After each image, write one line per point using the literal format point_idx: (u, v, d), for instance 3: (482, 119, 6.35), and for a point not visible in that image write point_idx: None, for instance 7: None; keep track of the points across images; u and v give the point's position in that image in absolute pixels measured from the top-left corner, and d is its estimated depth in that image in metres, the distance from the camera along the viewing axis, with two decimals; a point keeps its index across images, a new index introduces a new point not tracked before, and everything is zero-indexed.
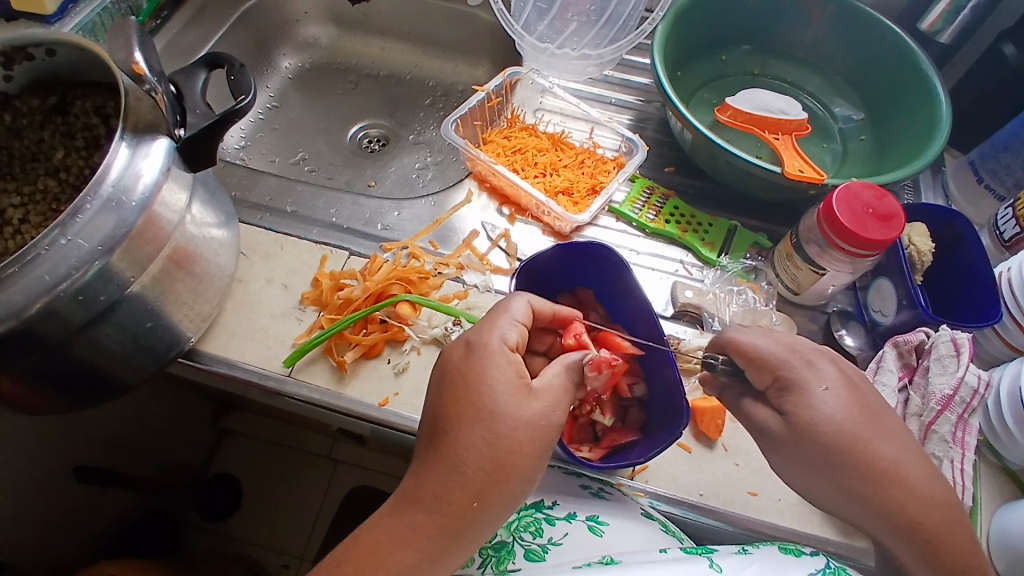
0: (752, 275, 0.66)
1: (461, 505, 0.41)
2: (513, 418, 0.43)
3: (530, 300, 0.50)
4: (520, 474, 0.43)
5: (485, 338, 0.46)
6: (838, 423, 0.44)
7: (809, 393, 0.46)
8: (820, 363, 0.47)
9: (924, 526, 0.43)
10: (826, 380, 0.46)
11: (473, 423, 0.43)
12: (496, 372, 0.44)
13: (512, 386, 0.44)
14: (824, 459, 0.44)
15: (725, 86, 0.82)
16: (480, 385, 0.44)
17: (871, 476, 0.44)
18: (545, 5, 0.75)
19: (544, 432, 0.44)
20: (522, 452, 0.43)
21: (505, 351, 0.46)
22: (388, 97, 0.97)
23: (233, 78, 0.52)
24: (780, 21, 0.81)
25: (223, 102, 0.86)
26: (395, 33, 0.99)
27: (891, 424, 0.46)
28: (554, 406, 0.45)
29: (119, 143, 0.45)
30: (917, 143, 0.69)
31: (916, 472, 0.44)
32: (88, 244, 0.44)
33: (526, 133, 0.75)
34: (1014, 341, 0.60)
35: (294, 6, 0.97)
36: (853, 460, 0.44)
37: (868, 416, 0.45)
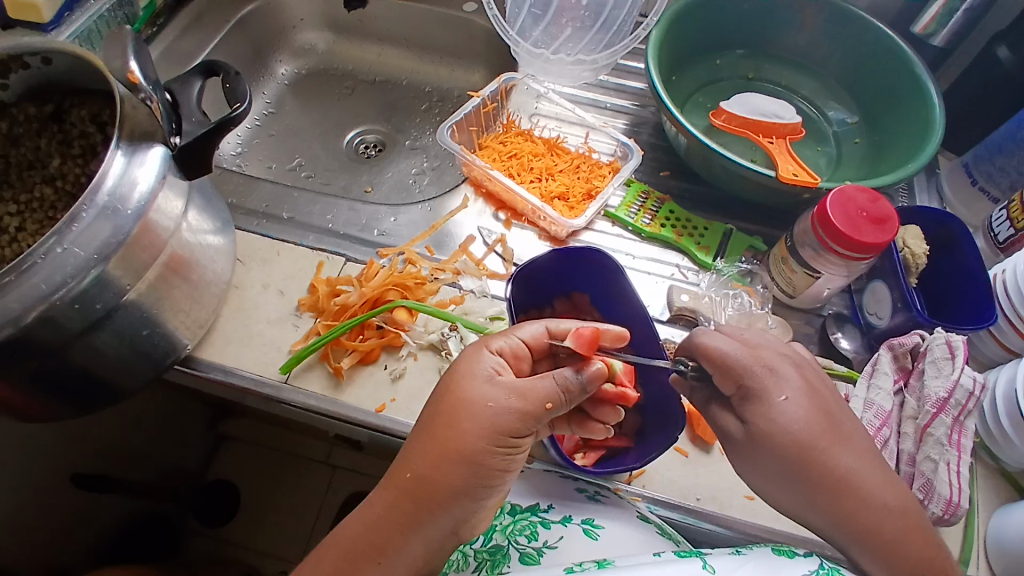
0: (748, 278, 0.66)
1: (400, 480, 0.42)
2: (459, 397, 0.43)
3: (546, 325, 0.49)
4: (460, 456, 0.41)
5: (474, 341, 0.48)
6: (795, 434, 0.43)
7: (770, 403, 0.44)
8: (784, 369, 0.45)
9: (881, 535, 0.42)
10: (787, 388, 0.44)
11: (429, 405, 0.44)
12: (463, 361, 0.45)
13: (475, 374, 0.44)
14: (781, 467, 0.43)
15: (720, 90, 0.82)
16: (448, 372, 0.45)
17: (828, 487, 0.42)
18: (539, 11, 0.75)
19: (492, 416, 0.42)
20: (463, 432, 0.41)
21: (487, 351, 0.46)
22: (385, 103, 0.98)
23: (229, 86, 0.51)
24: (774, 25, 0.81)
25: (220, 109, 0.86)
26: (391, 39, 0.99)
27: (851, 432, 0.44)
28: (508, 393, 0.43)
29: (115, 150, 0.45)
30: (911, 146, 0.70)
31: (877, 483, 0.43)
32: (85, 252, 0.44)
33: (522, 138, 0.76)
34: (1010, 342, 0.60)
35: (290, 13, 0.97)
36: (810, 470, 0.42)
37: (828, 425, 0.44)
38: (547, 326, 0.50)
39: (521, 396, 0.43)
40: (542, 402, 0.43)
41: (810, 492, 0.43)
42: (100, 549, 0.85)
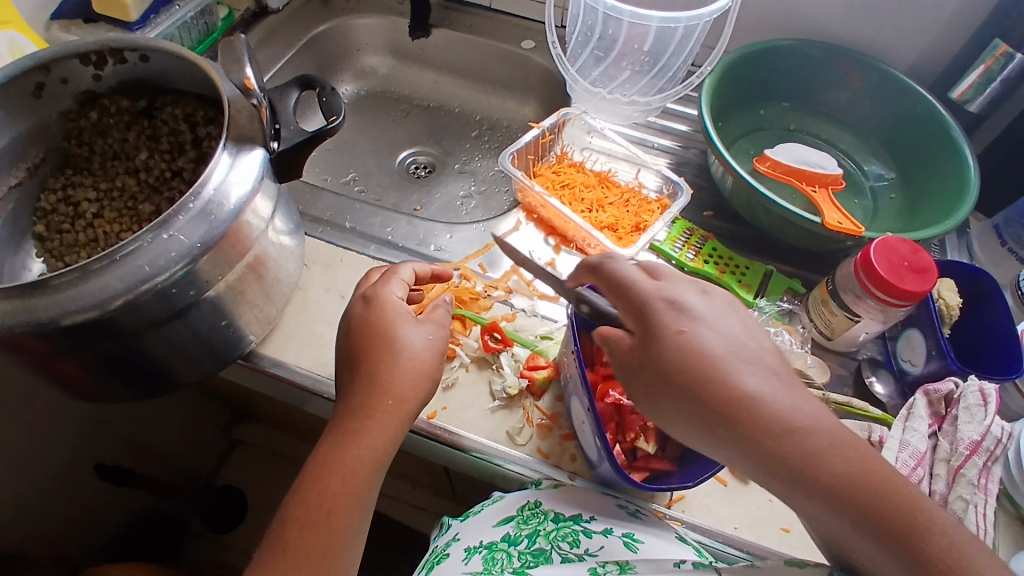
0: (788, 318, 0.68)
1: (382, 408, 0.48)
2: (411, 335, 0.51)
3: (414, 266, 0.57)
4: (424, 377, 0.51)
5: (380, 290, 0.53)
6: (693, 363, 0.43)
7: (668, 335, 0.44)
8: (684, 305, 0.46)
9: (798, 467, 0.40)
10: (685, 321, 0.45)
11: (378, 346, 0.50)
12: (389, 308, 0.52)
13: (404, 318, 0.52)
14: (690, 407, 0.42)
15: (764, 138, 0.86)
16: (371, 316, 0.51)
17: (735, 419, 0.41)
18: (602, 53, 0.78)
19: (436, 342, 0.52)
20: (427, 358, 0.51)
21: (392, 294, 0.53)
22: (437, 128, 1.03)
23: (325, 100, 0.55)
24: (820, 83, 0.85)
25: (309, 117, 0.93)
26: (448, 69, 1.05)
27: (761, 360, 0.44)
28: (434, 327, 0.53)
29: (222, 151, 0.50)
30: (948, 202, 0.73)
31: (787, 409, 0.41)
32: (188, 241, 0.47)
33: (574, 169, 0.79)
34: None
35: (357, 37, 1.04)
36: (715, 404, 0.41)
37: (737, 353, 0.43)
38: (414, 268, 0.58)
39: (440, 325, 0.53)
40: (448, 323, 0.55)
41: (725, 433, 0.41)
42: (111, 540, 0.87)
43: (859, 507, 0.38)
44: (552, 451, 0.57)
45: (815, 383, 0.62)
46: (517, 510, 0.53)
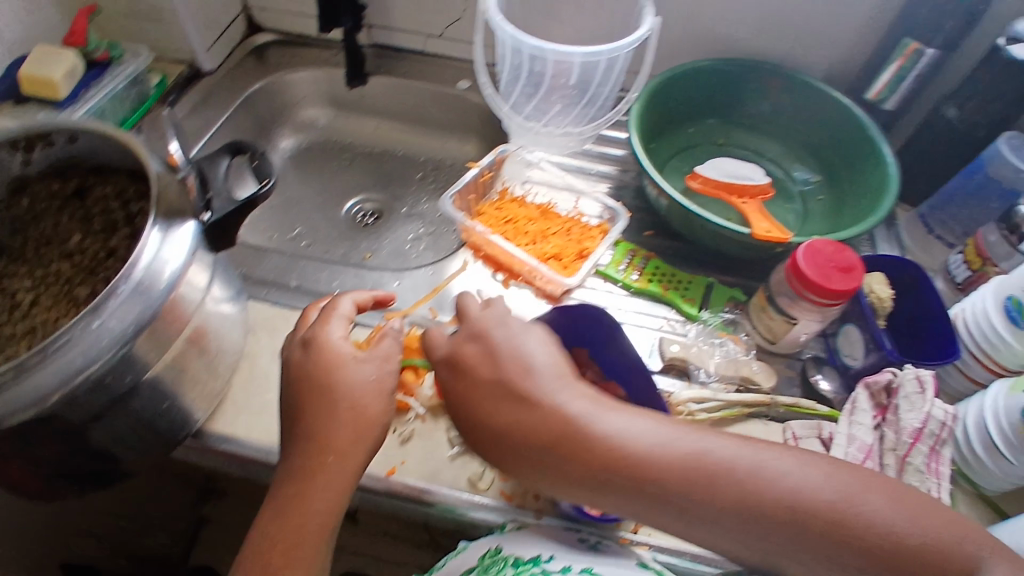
0: (732, 327, 0.71)
1: (324, 464, 0.49)
2: (348, 384, 0.51)
3: (353, 298, 0.58)
4: (367, 427, 0.51)
5: (321, 333, 0.54)
6: (475, 409, 0.51)
7: (457, 388, 0.52)
8: (465, 357, 0.53)
9: (581, 471, 0.48)
10: (468, 371, 0.52)
11: (317, 399, 0.51)
12: (329, 350, 0.53)
13: (345, 360, 0.53)
14: (493, 445, 0.51)
15: (695, 155, 0.90)
16: (310, 364, 0.52)
17: (519, 446, 0.49)
18: (531, 90, 0.79)
19: (380, 382, 0.53)
20: (367, 403, 0.52)
21: (333, 336, 0.54)
22: (382, 174, 1.04)
23: (256, 164, 0.57)
24: (742, 97, 0.90)
25: (241, 181, 0.90)
26: (387, 114, 1.07)
27: (528, 384, 0.51)
28: (377, 365, 0.54)
29: (151, 228, 0.49)
30: (871, 201, 0.77)
31: (552, 425, 0.49)
32: (121, 326, 0.47)
33: (516, 204, 0.81)
34: (976, 375, 0.66)
35: (293, 92, 1.05)
36: (502, 439, 0.50)
37: (508, 387, 0.51)
38: (354, 299, 0.58)
39: (384, 360, 0.54)
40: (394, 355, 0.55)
41: (521, 460, 0.50)
42: None
43: (638, 485, 0.47)
44: (515, 492, 0.58)
45: (762, 388, 0.64)
46: (479, 559, 0.52)
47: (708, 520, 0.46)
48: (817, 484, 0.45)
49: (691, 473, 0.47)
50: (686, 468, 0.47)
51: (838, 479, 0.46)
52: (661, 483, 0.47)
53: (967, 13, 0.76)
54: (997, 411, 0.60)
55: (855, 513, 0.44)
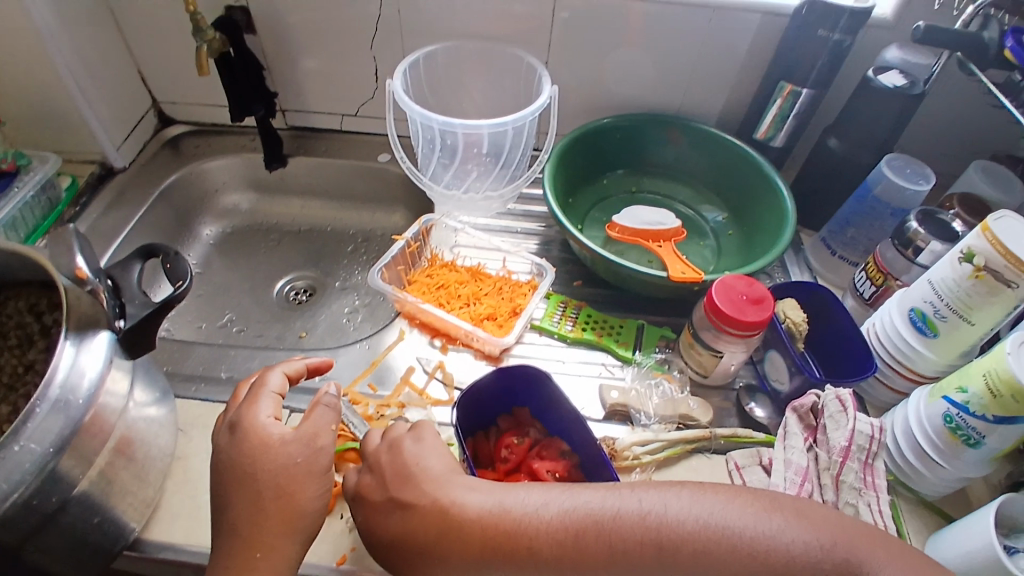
0: (665, 365, 0.73)
1: (249, 561, 0.48)
2: (272, 469, 0.50)
3: (282, 372, 0.58)
4: (294, 513, 0.50)
5: (247, 415, 0.53)
6: (368, 522, 0.53)
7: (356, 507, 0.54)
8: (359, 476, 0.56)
9: (470, 559, 0.49)
10: (362, 486, 0.55)
11: (239, 492, 0.49)
12: (254, 433, 0.52)
13: (270, 442, 0.51)
14: (391, 554, 0.51)
15: (611, 204, 0.95)
16: (234, 450, 0.51)
17: (408, 549, 0.51)
18: (448, 161, 0.83)
19: (307, 461, 0.52)
20: (295, 488, 0.50)
21: (260, 418, 0.53)
22: (312, 251, 1.04)
23: (170, 265, 0.58)
24: (647, 148, 0.96)
25: (155, 277, 0.89)
26: (312, 192, 1.07)
27: (409, 483, 0.53)
28: (305, 442, 0.52)
29: (64, 342, 0.47)
30: (774, 231, 0.83)
31: (429, 518, 0.51)
32: (41, 447, 0.44)
33: (446, 269, 0.83)
34: (897, 385, 0.71)
35: (213, 179, 1.04)
36: (395, 547, 0.51)
37: (393, 490, 0.53)
38: (283, 374, 0.58)
39: (314, 436, 0.53)
40: (327, 427, 0.54)
41: (417, 562, 0.50)
42: None
43: (526, 555, 0.48)
44: None
45: (701, 423, 0.67)
46: None
47: (597, 575, 0.47)
48: (678, 513, 0.47)
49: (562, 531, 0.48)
50: (559, 528, 0.48)
51: (700, 505, 0.47)
52: (541, 547, 0.48)
53: (832, 49, 0.80)
54: (921, 421, 0.64)
55: (719, 534, 0.46)
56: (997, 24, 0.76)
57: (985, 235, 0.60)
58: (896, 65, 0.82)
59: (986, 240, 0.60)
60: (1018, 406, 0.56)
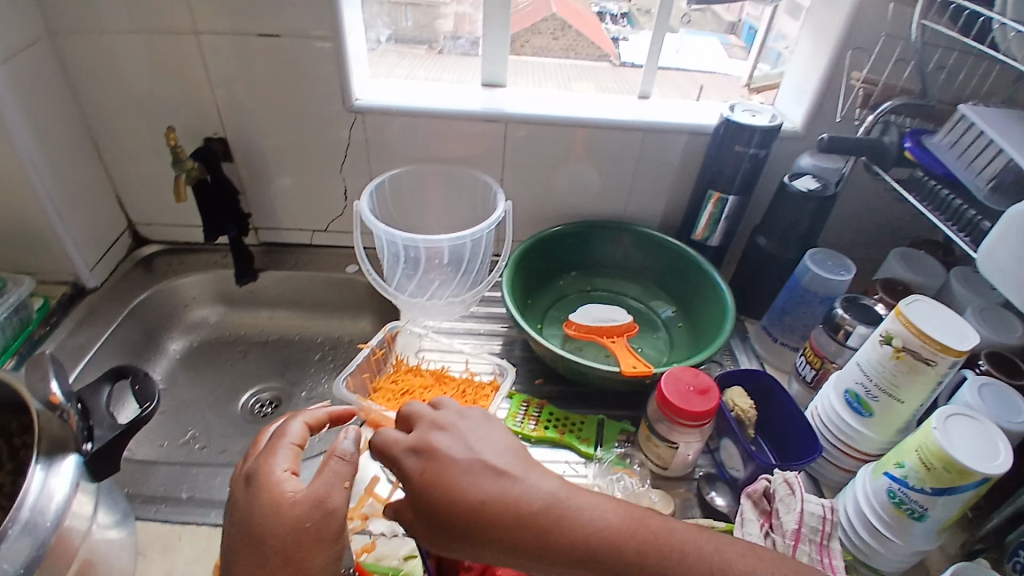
0: (627, 459, 0.75)
1: None
2: (278, 533, 0.50)
3: (302, 422, 0.59)
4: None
5: (264, 468, 0.54)
6: (448, 470, 0.52)
7: (433, 455, 0.53)
8: (444, 431, 0.55)
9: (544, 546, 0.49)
10: (448, 442, 0.54)
11: (248, 556, 0.50)
12: (268, 489, 0.52)
13: (279, 502, 0.51)
14: (454, 513, 0.50)
15: (568, 302, 1.01)
16: (254, 500, 0.52)
17: (487, 517, 0.50)
18: (411, 272, 0.88)
19: (317, 522, 0.51)
20: (304, 555, 0.50)
21: (274, 474, 0.54)
22: (278, 361, 1.06)
23: (139, 386, 0.60)
24: (598, 249, 1.04)
25: (120, 396, 0.89)
26: (281, 303, 1.11)
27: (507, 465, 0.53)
28: (314, 504, 0.52)
29: (34, 466, 0.49)
30: (717, 323, 0.89)
31: (533, 497, 0.50)
32: (10, 569, 0.45)
33: (411, 373, 0.85)
34: (845, 464, 0.75)
35: (183, 294, 1.07)
36: (467, 508, 0.50)
37: (485, 463, 0.52)
38: (305, 423, 0.59)
39: (322, 497, 0.52)
40: (340, 484, 0.53)
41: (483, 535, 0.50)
42: None
43: (609, 555, 0.48)
44: None
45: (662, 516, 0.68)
46: None
47: None
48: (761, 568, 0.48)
49: (646, 543, 0.49)
50: (644, 537, 0.49)
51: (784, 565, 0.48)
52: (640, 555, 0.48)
53: (751, 162, 0.91)
54: (869, 498, 0.68)
55: None
56: (896, 129, 0.86)
57: (899, 319, 0.66)
58: (809, 170, 0.93)
59: (900, 324, 0.66)
60: (950, 477, 0.59)
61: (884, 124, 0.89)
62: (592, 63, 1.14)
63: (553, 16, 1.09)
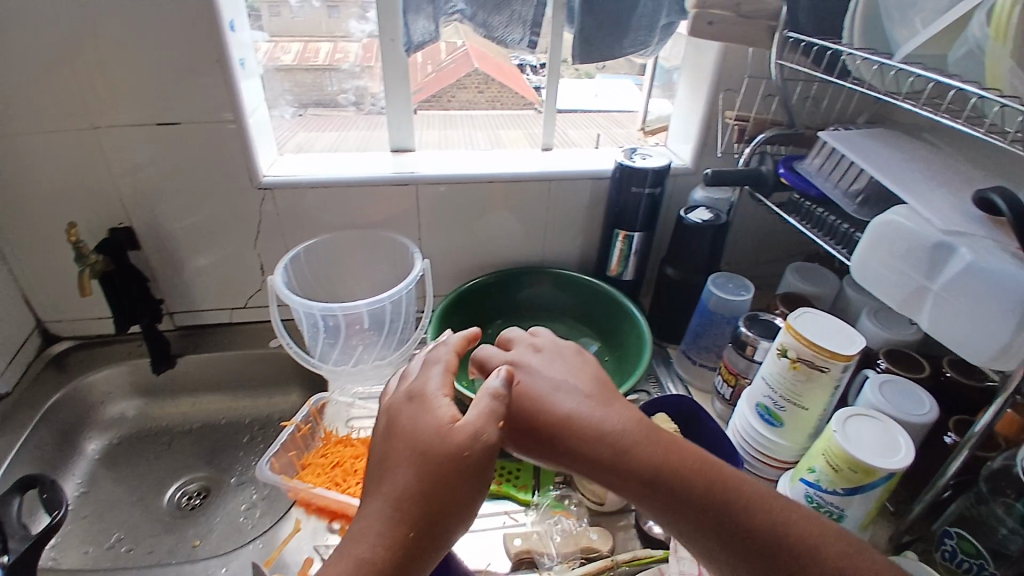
0: (564, 501, 0.76)
1: (405, 529, 0.48)
2: (440, 450, 0.49)
3: (451, 351, 0.60)
4: (452, 498, 0.49)
5: (425, 388, 0.54)
6: (542, 381, 0.62)
7: (530, 369, 0.64)
8: (540, 359, 0.66)
9: (612, 464, 0.54)
10: (542, 366, 0.64)
11: (407, 470, 0.49)
12: (433, 408, 0.52)
13: (440, 423, 0.51)
14: (537, 414, 0.59)
15: (497, 350, 1.04)
16: (417, 415, 0.52)
17: (564, 429, 0.57)
18: (333, 340, 0.88)
19: (474, 452, 0.49)
20: (456, 479, 0.49)
21: (434, 399, 0.53)
22: (206, 447, 1.01)
23: (44, 494, 0.67)
24: (519, 295, 1.08)
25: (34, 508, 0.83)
26: (204, 388, 1.07)
27: (591, 393, 0.60)
28: (472, 433, 0.49)
29: None
30: (637, 353, 0.94)
31: (610, 421, 0.56)
32: None
33: (342, 444, 0.84)
34: (768, 474, 0.79)
35: (98, 390, 1.01)
36: (549, 417, 0.58)
37: (577, 389, 0.60)
38: (451, 352, 0.60)
39: (480, 427, 0.50)
40: (495, 419, 0.51)
41: (556, 440, 0.57)
42: None
43: (671, 480, 0.52)
44: None
45: (603, 553, 0.70)
46: None
47: (734, 512, 0.51)
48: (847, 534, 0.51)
49: (700, 469, 0.52)
50: (700, 463, 0.53)
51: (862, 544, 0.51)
52: (708, 483, 0.52)
53: (648, 201, 0.98)
54: None
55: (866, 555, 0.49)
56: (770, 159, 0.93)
57: (790, 332, 0.71)
58: (703, 203, 1.00)
59: (791, 337, 0.71)
60: (856, 477, 0.64)
61: (761, 153, 0.96)
62: (518, 112, 1.20)
63: (475, 70, 1.13)
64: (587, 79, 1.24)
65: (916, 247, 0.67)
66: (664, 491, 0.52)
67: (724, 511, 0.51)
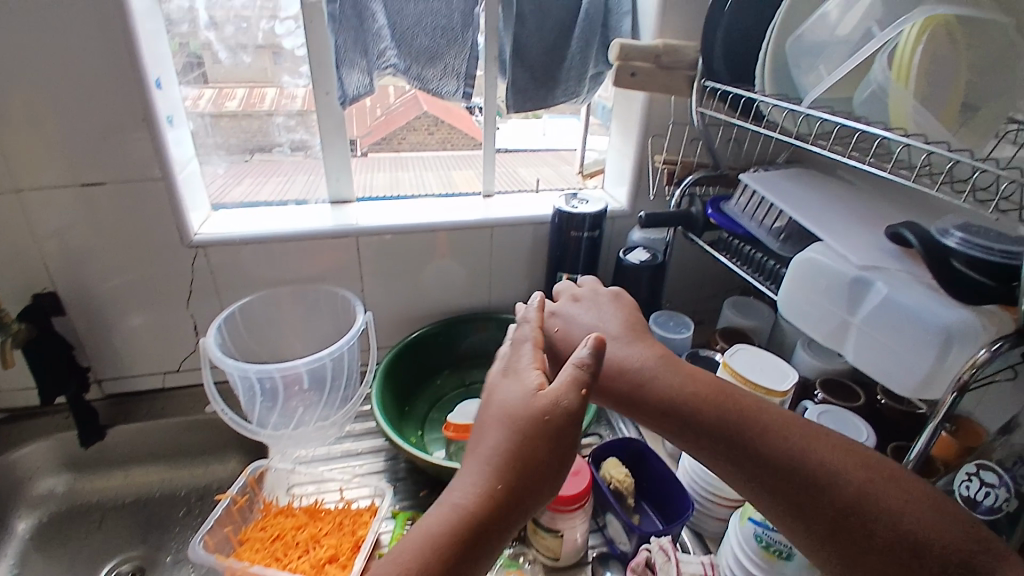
0: (518, 558, 0.75)
1: (491, 487, 0.47)
2: (526, 409, 0.49)
3: (533, 330, 0.60)
4: (540, 456, 0.48)
5: (517, 366, 0.55)
6: (576, 326, 0.68)
7: (569, 315, 0.69)
8: (576, 307, 0.70)
9: (634, 394, 0.60)
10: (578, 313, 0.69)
11: (497, 431, 0.49)
12: (523, 379, 0.53)
13: (527, 390, 0.51)
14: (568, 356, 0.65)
15: (446, 403, 1.02)
16: (505, 387, 0.53)
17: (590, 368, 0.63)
18: (270, 403, 0.84)
19: (559, 410, 0.48)
20: (541, 436, 0.48)
21: (524, 372, 0.53)
22: (140, 522, 0.94)
23: None
24: (466, 343, 1.07)
25: None
26: (136, 459, 1.00)
27: (617, 336, 0.65)
28: (558, 395, 0.49)
29: None
30: None
31: (631, 359, 0.62)
32: None
33: (282, 515, 0.80)
34: (720, 513, 0.79)
35: (23, 466, 0.94)
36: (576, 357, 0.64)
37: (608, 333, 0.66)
38: (532, 332, 0.60)
39: (565, 391, 0.49)
40: (577, 385, 0.49)
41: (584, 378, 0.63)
42: None
43: (685, 406, 0.57)
44: None
45: None
46: None
47: (749, 435, 0.54)
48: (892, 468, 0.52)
49: (713, 399, 0.57)
50: (716, 394, 0.57)
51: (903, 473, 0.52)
52: (722, 406, 0.56)
53: (589, 244, 1.00)
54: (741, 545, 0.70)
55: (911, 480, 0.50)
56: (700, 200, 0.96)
57: (727, 370, 0.73)
58: (640, 243, 1.04)
59: (729, 374, 0.73)
60: None
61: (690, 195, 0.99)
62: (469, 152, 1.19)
63: (425, 113, 1.15)
64: (536, 119, 1.24)
65: (835, 283, 0.71)
66: (675, 419, 0.57)
67: (737, 433, 0.54)
